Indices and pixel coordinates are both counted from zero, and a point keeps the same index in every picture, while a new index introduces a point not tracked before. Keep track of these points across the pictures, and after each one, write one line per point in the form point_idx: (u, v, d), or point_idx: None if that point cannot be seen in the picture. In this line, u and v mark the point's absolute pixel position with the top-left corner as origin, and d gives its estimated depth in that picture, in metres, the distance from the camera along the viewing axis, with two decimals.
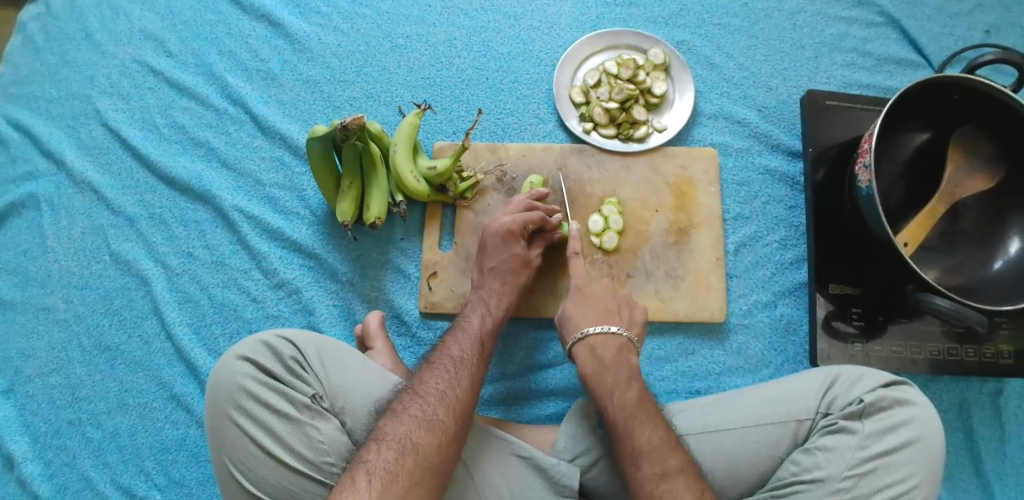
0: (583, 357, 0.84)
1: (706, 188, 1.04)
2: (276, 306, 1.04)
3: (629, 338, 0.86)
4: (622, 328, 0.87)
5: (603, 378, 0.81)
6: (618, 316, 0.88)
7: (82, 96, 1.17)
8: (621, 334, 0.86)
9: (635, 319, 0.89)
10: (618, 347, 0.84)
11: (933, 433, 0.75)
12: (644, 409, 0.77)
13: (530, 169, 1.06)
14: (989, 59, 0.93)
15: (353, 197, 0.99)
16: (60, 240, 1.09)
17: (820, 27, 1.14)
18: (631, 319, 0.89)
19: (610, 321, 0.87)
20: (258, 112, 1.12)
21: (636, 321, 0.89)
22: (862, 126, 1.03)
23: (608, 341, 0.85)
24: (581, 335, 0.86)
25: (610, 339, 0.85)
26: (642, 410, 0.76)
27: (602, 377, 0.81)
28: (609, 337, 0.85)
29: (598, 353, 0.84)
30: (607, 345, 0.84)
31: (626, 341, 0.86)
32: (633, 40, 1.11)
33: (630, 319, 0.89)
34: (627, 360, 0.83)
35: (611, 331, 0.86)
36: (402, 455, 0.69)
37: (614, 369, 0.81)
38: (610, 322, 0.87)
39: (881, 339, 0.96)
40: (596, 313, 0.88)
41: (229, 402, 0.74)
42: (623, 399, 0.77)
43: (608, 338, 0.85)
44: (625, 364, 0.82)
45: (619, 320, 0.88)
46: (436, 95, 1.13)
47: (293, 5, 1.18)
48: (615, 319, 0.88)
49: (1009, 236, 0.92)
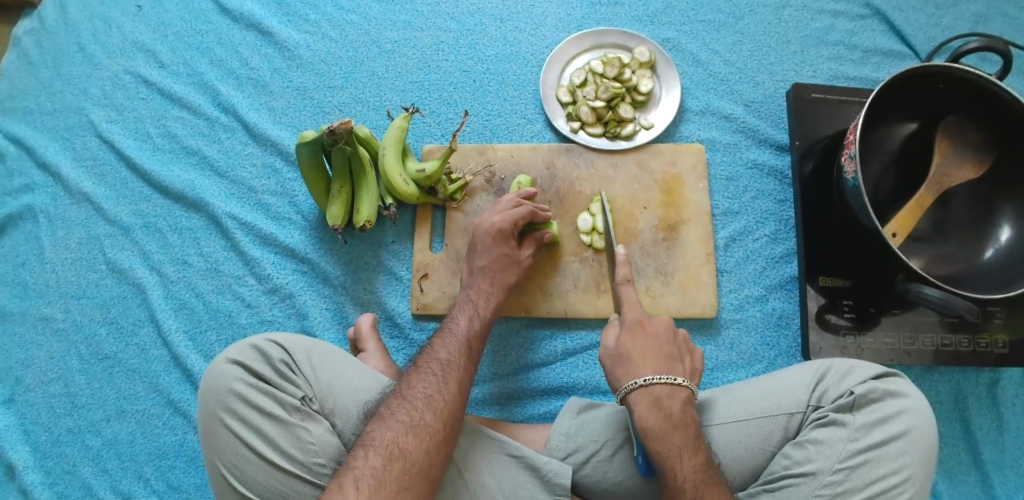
0: (643, 409, 0.75)
1: (695, 183, 1.04)
2: (270, 311, 1.05)
3: (693, 389, 0.78)
4: (687, 381, 0.78)
5: (671, 439, 0.73)
6: (680, 365, 0.80)
7: (76, 109, 1.18)
8: (687, 387, 0.77)
9: (692, 368, 0.82)
10: (683, 401, 0.76)
11: (925, 423, 0.74)
12: (712, 475, 0.71)
13: (518, 169, 1.06)
14: (972, 47, 0.92)
15: (344, 201, 1.00)
16: (57, 250, 1.11)
17: (805, 20, 1.14)
18: (688, 367, 0.81)
19: (672, 370, 0.78)
20: (249, 119, 1.13)
21: (693, 369, 0.82)
22: (848, 118, 1.03)
23: (674, 394, 0.76)
24: (645, 383, 0.76)
25: (676, 393, 0.76)
26: (710, 476, 0.71)
27: (669, 438, 0.73)
28: (675, 391, 0.76)
29: (662, 403, 0.75)
30: (672, 399, 0.75)
31: (690, 393, 0.77)
32: (618, 38, 1.11)
33: (688, 367, 0.81)
34: (691, 414, 0.76)
35: (677, 382, 0.77)
36: (389, 462, 0.69)
37: (682, 429, 0.73)
38: (674, 373, 0.78)
39: (873, 331, 0.95)
40: (658, 358, 0.79)
41: (219, 406, 0.74)
42: (693, 465, 0.71)
43: (673, 389, 0.76)
44: (691, 423, 0.75)
45: (681, 370, 0.79)
46: (425, 98, 1.13)
47: (282, 13, 1.20)
48: (677, 367, 0.79)
49: (1000, 224, 0.92)
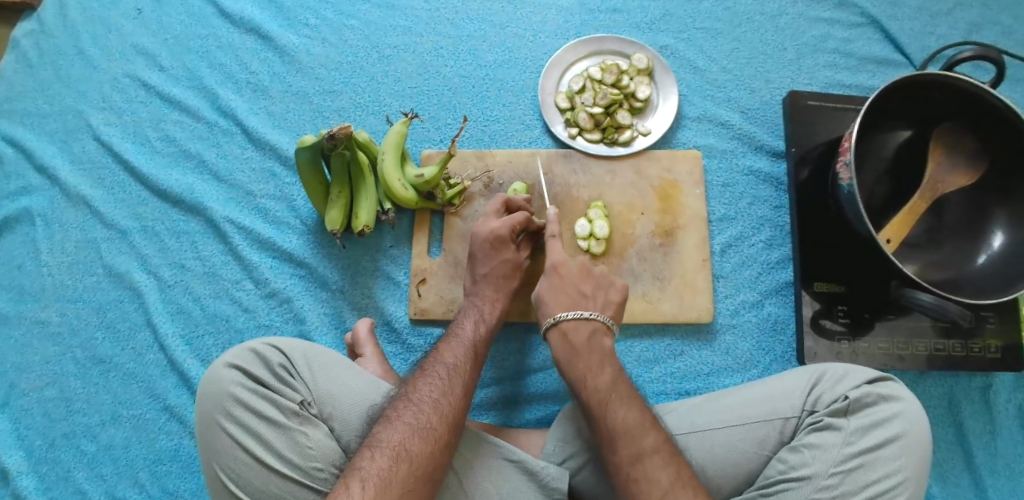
0: (555, 344, 0.83)
1: (691, 189, 1.05)
2: (268, 315, 1.05)
3: (605, 322, 0.84)
4: (597, 312, 0.85)
5: (575, 364, 0.80)
6: (592, 301, 0.86)
7: (74, 112, 1.18)
8: (595, 319, 0.84)
9: (610, 300, 0.88)
10: (591, 332, 0.83)
11: (919, 426, 0.75)
12: (619, 392, 0.77)
13: (516, 175, 1.06)
14: (967, 55, 0.94)
15: (343, 205, 1.00)
16: (55, 254, 1.11)
17: (801, 28, 1.15)
18: (606, 300, 0.87)
19: (582, 306, 0.85)
20: (248, 124, 1.14)
21: (611, 302, 0.88)
22: (844, 125, 1.04)
23: (582, 326, 0.83)
24: (554, 320, 0.84)
25: (584, 324, 0.83)
26: (616, 392, 0.77)
27: (574, 364, 0.80)
28: (582, 323, 0.83)
29: (570, 337, 0.82)
30: (579, 330, 0.83)
31: (601, 325, 0.84)
32: (616, 45, 1.12)
33: (604, 300, 0.87)
34: (601, 343, 0.82)
35: (584, 316, 0.84)
36: (396, 463, 0.69)
37: (586, 355, 0.81)
38: (584, 307, 0.85)
39: (868, 336, 0.96)
40: (569, 297, 0.86)
41: (218, 410, 0.75)
42: (597, 383, 0.77)
43: (580, 323, 0.83)
44: (598, 349, 0.82)
45: (593, 304, 0.86)
46: (423, 104, 1.14)
47: (282, 17, 1.20)
48: (587, 302, 0.86)
49: (993, 230, 0.93)
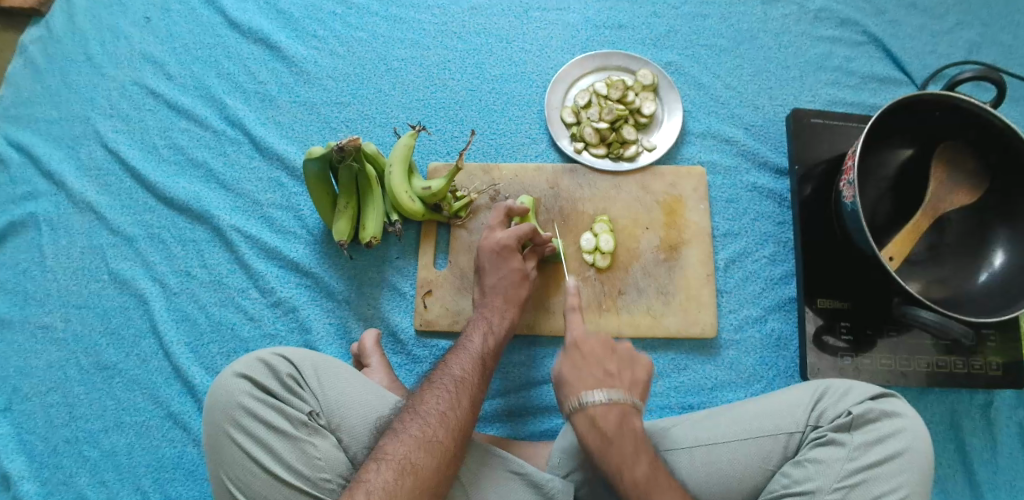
0: (583, 431, 0.77)
1: (695, 204, 1.06)
2: (273, 324, 1.05)
3: (632, 403, 0.79)
4: (624, 394, 0.78)
5: (609, 453, 0.75)
6: (618, 379, 0.80)
7: (82, 118, 1.19)
8: (623, 402, 0.78)
9: (636, 379, 0.81)
10: (620, 416, 0.77)
11: (922, 442, 0.75)
12: (658, 483, 0.74)
13: (522, 188, 1.07)
14: (967, 76, 0.95)
15: (350, 216, 1.01)
16: (60, 260, 1.11)
17: (804, 47, 1.17)
18: (632, 379, 0.81)
19: (608, 386, 0.79)
20: (256, 133, 1.14)
21: (637, 380, 0.81)
22: (847, 143, 1.05)
23: (610, 408, 0.77)
24: (581, 405, 0.78)
25: (613, 409, 0.77)
26: (656, 485, 0.74)
27: (608, 456, 0.75)
28: (611, 407, 0.77)
29: (599, 421, 0.77)
30: (607, 417, 0.77)
31: (629, 406, 0.78)
32: (622, 61, 1.14)
33: (631, 379, 0.81)
34: (631, 426, 0.77)
35: (612, 399, 0.78)
36: (401, 476, 0.70)
37: (619, 442, 0.76)
38: (610, 387, 0.79)
39: (870, 353, 0.97)
40: (593, 377, 0.80)
41: (227, 419, 0.75)
42: (635, 477, 0.74)
43: (609, 406, 0.77)
44: (630, 433, 0.77)
45: (619, 384, 0.80)
46: (430, 117, 1.15)
47: (291, 28, 1.21)
48: (614, 382, 0.80)
49: (994, 249, 0.94)
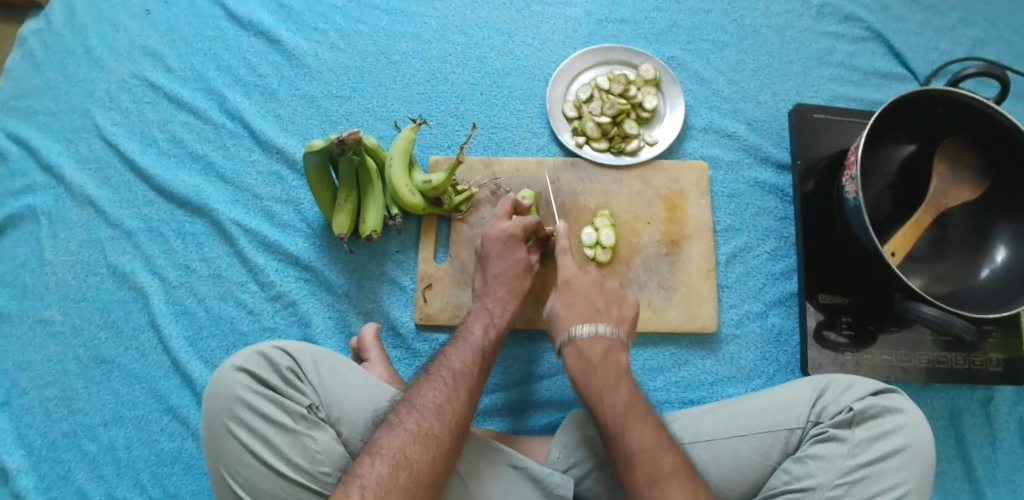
0: (570, 360, 0.82)
1: (697, 199, 1.06)
2: (273, 318, 1.05)
3: (617, 335, 0.83)
4: (611, 327, 0.83)
5: (591, 380, 0.78)
6: (606, 314, 0.85)
7: (81, 111, 1.18)
8: (609, 333, 0.82)
9: (623, 315, 0.86)
10: (606, 348, 0.81)
11: (924, 439, 0.75)
12: (636, 411, 0.75)
13: (523, 182, 1.07)
14: (971, 72, 0.95)
15: (350, 210, 1.00)
16: (59, 253, 1.10)
17: (807, 42, 1.16)
18: (619, 315, 0.86)
19: (596, 320, 0.84)
20: (256, 126, 1.14)
21: (624, 316, 0.86)
22: (849, 138, 1.05)
23: (596, 340, 0.82)
24: (569, 336, 0.82)
25: (598, 339, 0.82)
26: (634, 412, 0.75)
27: (591, 382, 0.78)
28: (596, 338, 0.82)
29: (585, 350, 0.81)
30: (594, 347, 0.81)
31: (615, 340, 0.82)
32: (624, 55, 1.13)
33: (619, 314, 0.86)
34: (616, 359, 0.81)
35: (598, 331, 0.82)
36: (396, 470, 0.69)
37: (603, 369, 0.79)
38: (598, 321, 0.84)
39: (871, 348, 0.97)
40: (583, 311, 0.85)
41: (225, 413, 0.75)
42: (614, 402, 0.76)
43: (596, 337, 0.82)
44: (614, 364, 0.80)
45: (606, 318, 0.84)
46: (432, 110, 1.15)
47: (291, 22, 1.21)
48: (603, 316, 0.85)
49: (997, 245, 0.94)
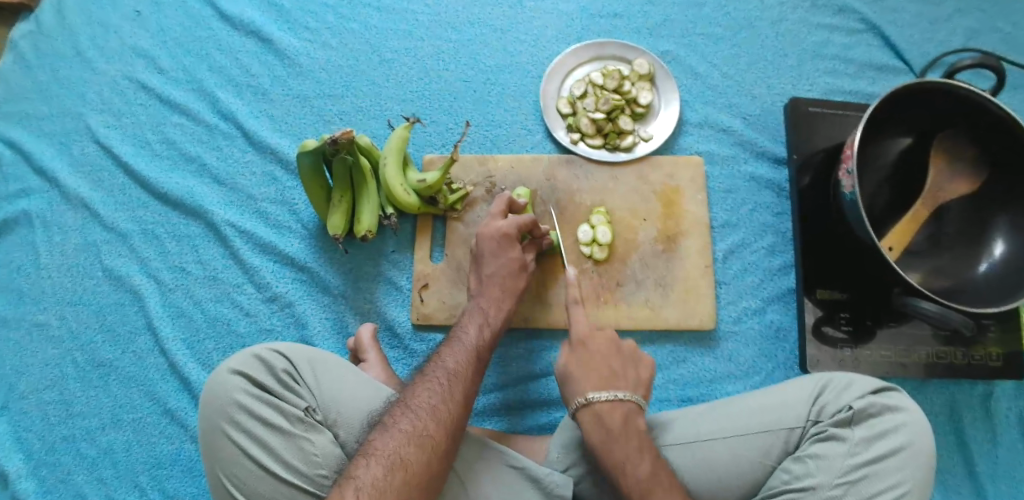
0: (586, 427, 0.77)
1: (693, 195, 1.05)
2: (269, 319, 1.05)
3: (637, 402, 0.79)
4: (630, 394, 0.79)
5: (612, 452, 0.74)
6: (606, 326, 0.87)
7: (74, 113, 1.17)
8: (629, 400, 0.78)
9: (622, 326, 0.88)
10: (627, 415, 0.77)
11: (923, 437, 0.75)
12: (660, 484, 0.72)
13: (519, 180, 1.06)
14: (968, 63, 0.94)
15: (345, 210, 1.00)
16: (54, 256, 1.10)
17: (802, 35, 1.16)
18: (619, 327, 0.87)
19: (597, 331, 0.86)
20: (249, 127, 1.13)
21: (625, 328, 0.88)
22: (845, 132, 1.04)
23: (595, 351, 0.84)
24: (586, 401, 0.78)
25: (617, 408, 0.77)
26: (659, 486, 0.72)
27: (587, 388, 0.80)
28: (598, 348, 0.84)
29: (604, 419, 0.76)
30: (613, 414, 0.77)
31: (634, 406, 0.78)
32: (618, 50, 1.13)
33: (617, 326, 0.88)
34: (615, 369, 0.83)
35: (600, 342, 0.84)
36: (391, 472, 0.69)
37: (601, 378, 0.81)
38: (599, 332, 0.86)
39: (870, 343, 0.97)
40: (582, 320, 0.87)
41: (222, 416, 0.75)
42: (638, 476, 0.72)
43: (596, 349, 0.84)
44: (635, 432, 0.76)
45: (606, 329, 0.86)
46: (425, 109, 1.14)
47: (282, 20, 1.20)
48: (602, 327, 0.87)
49: (994, 239, 0.93)
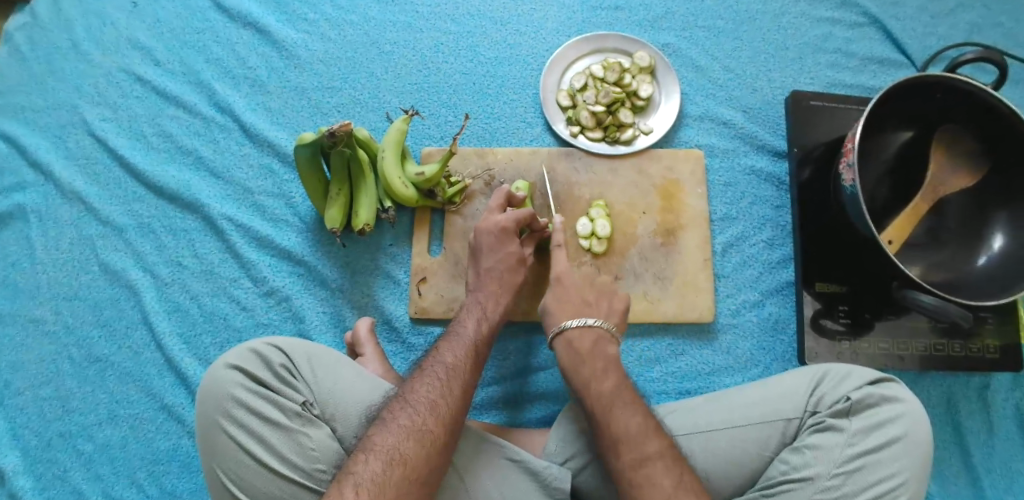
0: (562, 352, 0.83)
1: (693, 189, 1.05)
2: (266, 314, 1.04)
3: (606, 328, 0.85)
4: (599, 319, 0.85)
5: (580, 370, 0.80)
6: (595, 308, 0.87)
7: (69, 106, 1.16)
8: (597, 326, 0.84)
9: (613, 308, 0.88)
10: (595, 339, 0.83)
11: (921, 427, 0.75)
12: (622, 397, 0.76)
13: (517, 173, 1.06)
14: (970, 57, 0.94)
15: (342, 203, 0.99)
16: (49, 251, 1.09)
17: (804, 27, 1.15)
18: (609, 309, 0.88)
19: (586, 313, 0.86)
20: (246, 119, 1.12)
21: (616, 309, 0.89)
22: (847, 125, 1.04)
23: (585, 331, 0.84)
24: (558, 328, 0.85)
25: (587, 332, 0.84)
26: (620, 399, 0.76)
27: (579, 369, 0.80)
28: (586, 330, 0.84)
29: (574, 342, 0.83)
30: (582, 337, 0.83)
31: (604, 331, 0.85)
32: (619, 43, 1.12)
33: (608, 308, 0.88)
34: (605, 350, 0.83)
35: (587, 323, 0.84)
36: (390, 467, 0.69)
37: (591, 361, 0.81)
38: (587, 314, 0.86)
39: (868, 336, 0.97)
40: (572, 305, 0.87)
41: (218, 411, 0.74)
42: (600, 391, 0.77)
43: (585, 330, 0.84)
44: (604, 357, 0.81)
45: (594, 311, 0.87)
46: (424, 101, 1.13)
47: (280, 12, 1.19)
48: (592, 309, 0.87)
49: (994, 232, 0.93)
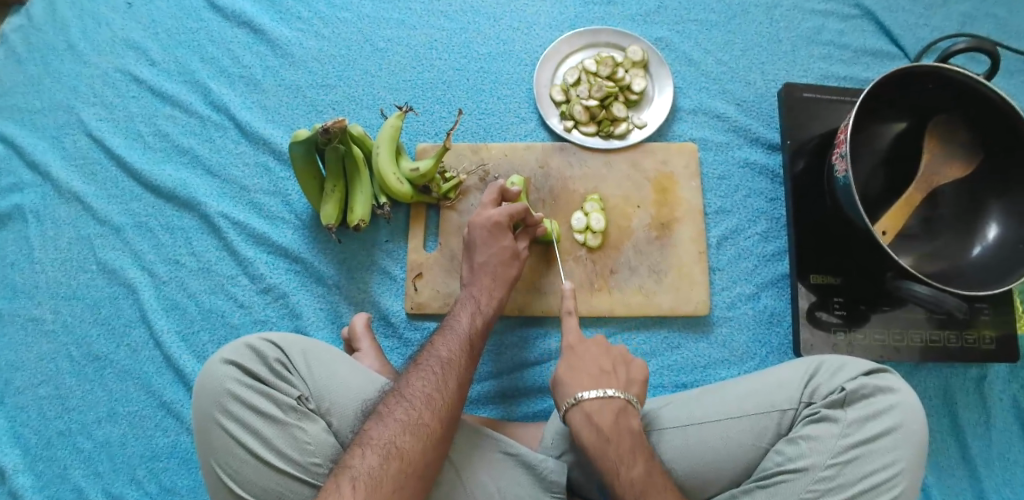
0: (580, 429, 0.75)
1: (687, 182, 1.05)
2: (263, 311, 1.04)
3: (628, 401, 0.77)
4: (620, 392, 0.77)
5: (607, 452, 0.73)
6: (615, 377, 0.79)
7: (65, 107, 1.17)
8: (619, 397, 0.76)
9: (632, 376, 0.80)
10: (617, 413, 0.76)
11: (916, 418, 0.75)
12: (655, 486, 0.72)
13: (512, 168, 1.06)
14: (961, 47, 0.94)
15: (338, 199, 1.00)
16: (47, 250, 1.09)
17: (797, 20, 1.15)
18: (627, 377, 0.80)
19: (604, 384, 0.78)
20: (241, 118, 1.13)
21: (634, 379, 0.80)
22: (840, 118, 1.04)
23: (606, 406, 0.76)
24: (575, 401, 0.76)
25: (608, 405, 0.76)
26: (652, 487, 0.72)
27: (606, 453, 0.73)
28: (605, 402, 0.76)
29: (594, 418, 0.75)
30: (603, 411, 0.75)
31: (625, 403, 0.76)
32: (612, 38, 1.12)
33: (626, 376, 0.80)
34: (628, 424, 0.76)
35: (608, 394, 0.76)
36: (387, 461, 0.69)
37: (616, 441, 0.74)
38: (606, 385, 0.77)
39: (864, 327, 0.97)
40: (588, 374, 0.79)
41: (215, 405, 0.74)
42: (631, 477, 0.72)
43: (604, 403, 0.76)
44: (629, 435, 0.75)
45: (617, 381, 0.78)
46: (418, 97, 1.13)
47: (274, 11, 1.19)
48: (610, 379, 0.78)
49: (988, 222, 0.93)
